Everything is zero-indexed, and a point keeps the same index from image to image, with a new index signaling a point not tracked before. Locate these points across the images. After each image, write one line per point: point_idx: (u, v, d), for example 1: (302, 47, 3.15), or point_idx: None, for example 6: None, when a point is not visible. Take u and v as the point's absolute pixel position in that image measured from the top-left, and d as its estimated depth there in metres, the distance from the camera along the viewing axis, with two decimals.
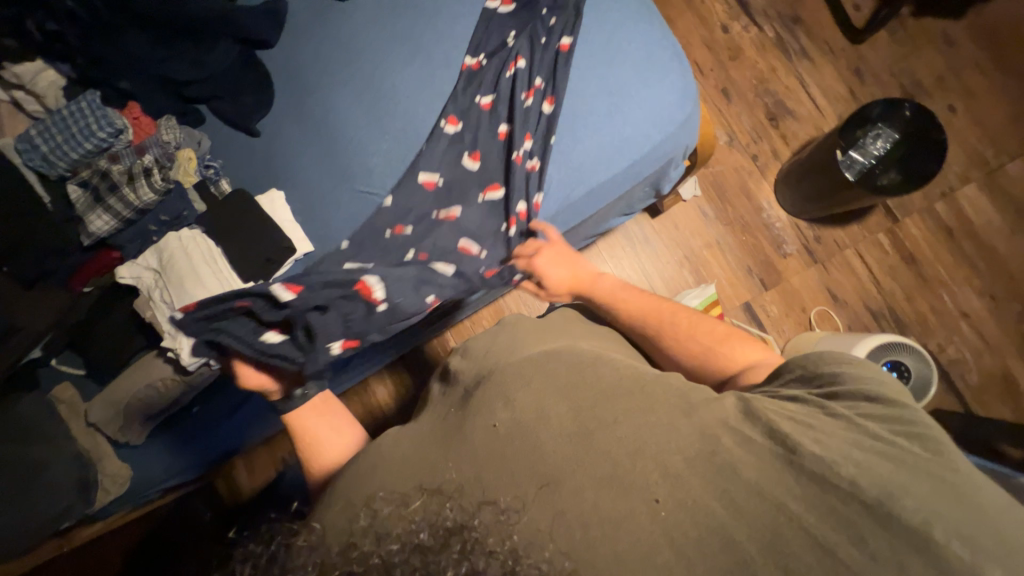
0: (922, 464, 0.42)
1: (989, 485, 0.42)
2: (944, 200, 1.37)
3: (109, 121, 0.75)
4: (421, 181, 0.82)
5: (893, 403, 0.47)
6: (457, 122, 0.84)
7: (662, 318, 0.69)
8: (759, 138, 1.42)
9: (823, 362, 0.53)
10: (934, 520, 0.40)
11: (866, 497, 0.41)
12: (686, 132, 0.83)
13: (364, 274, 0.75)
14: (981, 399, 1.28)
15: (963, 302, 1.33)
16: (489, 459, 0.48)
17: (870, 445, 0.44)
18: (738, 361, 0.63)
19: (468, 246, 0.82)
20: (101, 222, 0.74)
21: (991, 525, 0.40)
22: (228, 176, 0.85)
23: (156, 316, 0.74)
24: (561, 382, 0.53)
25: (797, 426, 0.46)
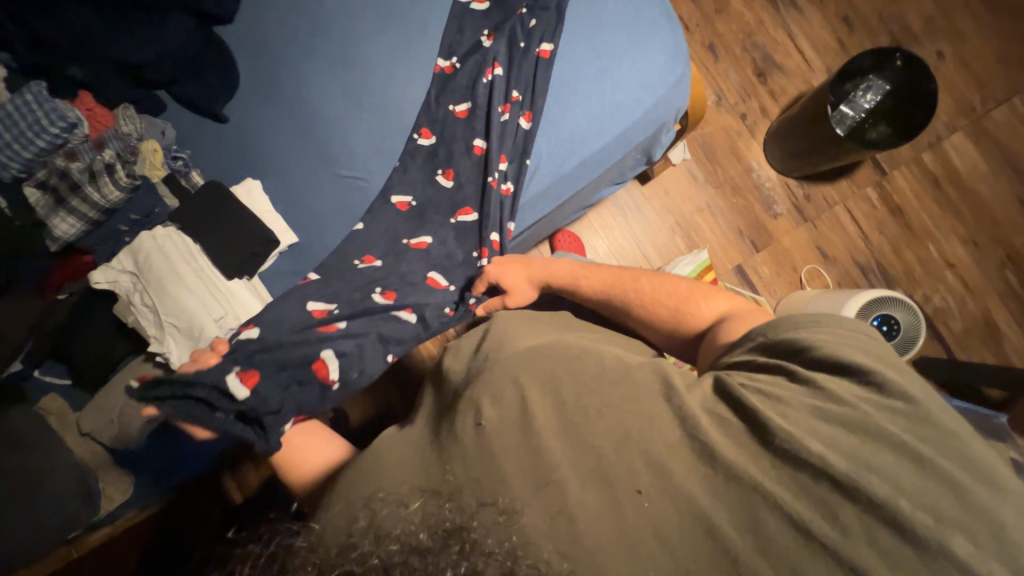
0: (886, 434, 0.43)
1: (958, 447, 0.42)
2: (931, 150, 1.37)
3: (60, 114, 0.68)
4: (394, 202, 0.80)
5: (854, 369, 0.47)
6: (431, 134, 0.80)
7: (625, 288, 0.71)
8: (747, 96, 1.39)
9: (783, 326, 0.53)
10: (899, 491, 0.40)
11: (836, 473, 0.41)
12: (678, 95, 0.80)
13: (321, 350, 0.72)
14: (965, 345, 1.32)
15: (948, 252, 1.34)
16: (478, 458, 0.46)
17: (833, 415, 0.45)
18: (703, 317, 0.64)
19: (435, 279, 0.79)
20: (67, 226, 0.69)
21: (954, 491, 0.40)
22: (199, 167, 0.80)
23: (140, 321, 0.70)
24: (553, 379, 0.51)
25: (763, 400, 0.47)
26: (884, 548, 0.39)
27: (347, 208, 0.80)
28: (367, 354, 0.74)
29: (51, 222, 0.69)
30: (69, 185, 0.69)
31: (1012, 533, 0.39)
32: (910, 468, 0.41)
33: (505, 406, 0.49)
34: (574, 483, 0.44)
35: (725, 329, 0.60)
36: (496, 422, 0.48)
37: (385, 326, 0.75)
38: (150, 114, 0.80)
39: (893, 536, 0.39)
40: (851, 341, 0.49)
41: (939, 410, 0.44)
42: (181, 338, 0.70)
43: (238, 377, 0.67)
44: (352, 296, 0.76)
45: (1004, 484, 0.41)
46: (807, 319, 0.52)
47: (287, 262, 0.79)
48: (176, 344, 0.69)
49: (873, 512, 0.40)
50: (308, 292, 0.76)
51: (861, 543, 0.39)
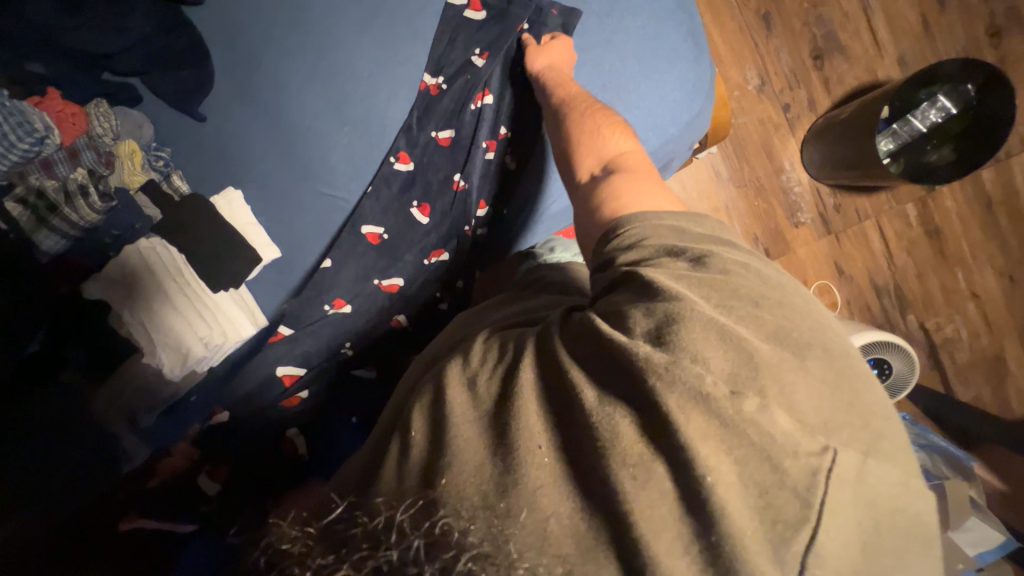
0: (706, 316, 0.46)
1: (762, 318, 0.48)
2: (995, 166, 1.23)
3: (28, 129, 0.67)
4: (365, 233, 0.77)
5: (685, 252, 0.53)
6: (410, 160, 0.77)
7: (585, 108, 0.69)
8: (796, 83, 1.22)
9: (648, 220, 0.56)
10: (708, 372, 0.43)
11: (655, 366, 0.44)
12: (690, 132, 0.80)
13: (286, 429, 0.80)
14: (965, 380, 1.27)
15: (977, 283, 1.25)
16: (456, 470, 0.44)
17: (663, 310, 0.47)
18: (606, 153, 0.65)
19: (398, 319, 0.83)
20: (54, 241, 0.71)
21: (755, 361, 0.44)
22: (181, 169, 0.78)
23: (133, 331, 0.72)
24: (471, 372, 0.52)
25: (609, 322, 0.49)
26: (699, 431, 0.42)
27: (328, 227, 0.79)
28: (324, 406, 0.82)
29: (36, 237, 0.70)
30: (49, 203, 0.69)
31: (799, 392, 0.45)
32: (722, 346, 0.45)
33: (429, 411, 0.50)
34: (488, 462, 0.44)
35: (616, 183, 0.61)
36: (427, 430, 0.49)
37: (348, 387, 0.83)
38: (125, 105, 0.76)
39: (704, 417, 0.42)
40: (686, 231, 0.56)
41: (749, 285, 0.51)
42: (171, 354, 0.72)
43: (208, 475, 0.79)
44: (320, 354, 0.80)
45: (800, 346, 0.47)
46: (655, 214, 0.57)
47: (270, 274, 0.80)
48: (168, 357, 0.72)
49: (700, 402, 0.42)
50: (276, 354, 0.79)
51: (683, 429, 0.41)
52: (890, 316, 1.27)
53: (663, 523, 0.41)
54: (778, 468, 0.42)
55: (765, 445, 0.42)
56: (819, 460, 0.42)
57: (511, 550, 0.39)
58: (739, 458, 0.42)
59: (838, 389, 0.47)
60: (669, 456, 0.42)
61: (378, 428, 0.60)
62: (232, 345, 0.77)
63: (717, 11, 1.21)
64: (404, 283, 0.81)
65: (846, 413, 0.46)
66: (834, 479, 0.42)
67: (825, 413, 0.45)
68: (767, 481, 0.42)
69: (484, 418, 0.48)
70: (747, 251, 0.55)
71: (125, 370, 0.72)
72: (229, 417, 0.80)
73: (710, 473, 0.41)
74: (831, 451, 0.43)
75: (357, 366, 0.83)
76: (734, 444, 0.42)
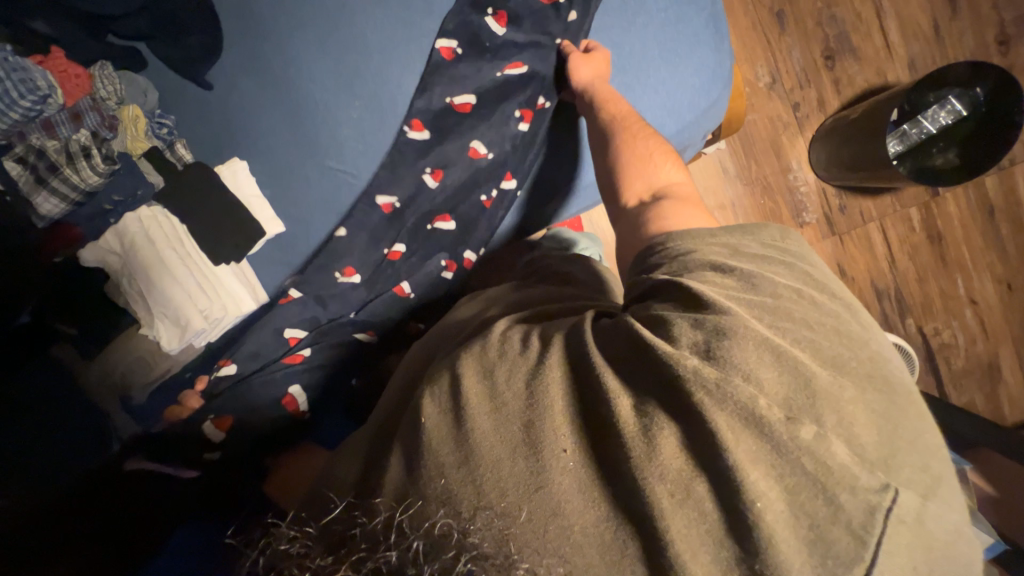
0: (758, 336, 0.47)
1: (811, 342, 0.49)
2: (998, 174, 1.24)
3: (30, 84, 0.64)
4: (379, 203, 0.75)
5: (734, 270, 0.54)
6: (424, 128, 0.75)
7: (628, 125, 0.71)
8: (807, 82, 1.22)
9: (696, 237, 0.59)
10: (760, 393, 0.45)
11: (706, 383, 0.44)
12: (708, 118, 0.79)
13: (288, 388, 0.75)
14: (959, 385, 1.29)
15: (975, 289, 1.27)
16: (465, 470, 0.44)
17: (712, 324, 0.48)
18: (658, 182, 0.67)
19: (401, 286, 0.79)
20: (51, 205, 0.69)
21: (810, 386, 0.45)
22: (185, 138, 0.76)
23: (131, 301, 0.72)
24: (489, 362, 0.51)
25: (652, 332, 0.50)
26: (748, 455, 0.43)
27: (334, 202, 0.76)
28: (331, 376, 0.78)
29: (33, 199, 0.68)
30: (47, 160, 0.67)
31: (860, 420, 0.46)
32: (781, 372, 0.46)
33: (443, 403, 0.49)
34: (506, 460, 0.44)
35: (664, 208, 0.63)
36: (437, 418, 0.49)
37: (349, 350, 0.79)
38: (129, 70, 0.74)
39: (754, 440, 0.43)
40: (738, 250, 0.57)
41: (801, 308, 0.51)
42: (169, 327, 0.71)
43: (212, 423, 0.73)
44: (328, 321, 0.76)
45: (856, 372, 0.48)
46: (707, 234, 0.59)
47: (272, 251, 0.77)
48: (165, 330, 0.71)
49: (738, 419, 0.44)
50: (285, 315, 0.74)
51: (733, 450, 0.42)
52: (890, 319, 1.28)
53: (697, 541, 0.42)
54: (832, 503, 0.42)
55: (819, 475, 0.42)
56: (879, 498, 0.43)
57: (511, 551, 0.40)
58: (788, 486, 0.42)
59: (882, 413, 0.47)
60: (710, 474, 0.43)
61: (378, 412, 0.62)
62: (231, 320, 0.75)
63: (732, 6, 1.20)
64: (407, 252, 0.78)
65: (900, 444, 0.46)
66: (894, 521, 0.42)
67: (875, 442, 0.45)
68: (822, 516, 0.42)
69: (501, 411, 0.47)
70: (803, 275, 0.56)
71: (122, 342, 0.73)
72: (238, 371, 0.74)
73: (759, 500, 0.41)
74: (893, 491, 0.43)
75: (361, 329, 0.78)
76: (786, 472, 0.43)
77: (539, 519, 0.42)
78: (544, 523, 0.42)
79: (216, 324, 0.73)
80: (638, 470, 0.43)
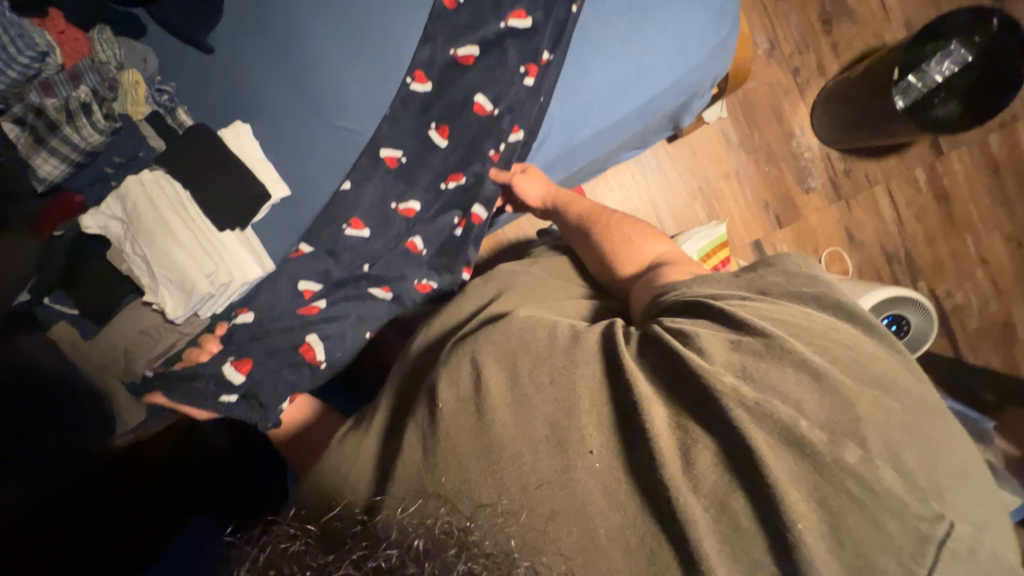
0: (794, 355, 0.51)
1: (842, 360, 0.52)
2: (1001, 131, 1.24)
3: (29, 41, 0.64)
4: (383, 156, 0.72)
5: (761, 299, 0.59)
6: (427, 79, 0.72)
7: (601, 215, 0.82)
8: (806, 47, 1.23)
9: (714, 280, 0.65)
10: (800, 414, 0.48)
11: (747, 400, 0.48)
12: (718, 60, 0.74)
13: (307, 335, 0.73)
14: (974, 346, 1.27)
15: (986, 249, 1.26)
16: (483, 465, 0.47)
17: (747, 345, 0.52)
18: (645, 258, 0.76)
19: (414, 243, 0.77)
20: (51, 167, 0.68)
21: (851, 409, 0.48)
22: (186, 104, 0.75)
23: (133, 269, 0.70)
24: (512, 358, 0.54)
25: (682, 343, 0.54)
26: (786, 471, 0.45)
27: (341, 162, 0.75)
28: (344, 337, 0.75)
29: (33, 161, 0.68)
30: (47, 122, 0.67)
31: (899, 442, 0.48)
32: (823, 395, 0.49)
33: (462, 388, 0.53)
34: (530, 456, 0.47)
35: (663, 272, 0.71)
36: (454, 404, 0.52)
37: (361, 308, 0.76)
38: (128, 37, 0.74)
39: (793, 457, 0.46)
40: (762, 288, 0.62)
41: (833, 332, 0.55)
42: (175, 293, 0.69)
43: (233, 364, 0.72)
44: (340, 272, 0.75)
45: (897, 394, 0.51)
46: (725, 279, 0.64)
47: (278, 216, 0.75)
48: (171, 296, 0.69)
49: (776, 436, 0.47)
50: (297, 269, 0.73)
51: (771, 465, 0.45)
52: (901, 283, 1.27)
53: (719, 549, 0.44)
54: (880, 527, 0.44)
55: (865, 498, 0.44)
56: (932, 529, 0.44)
57: (511, 549, 0.40)
58: (829, 507, 0.45)
59: (920, 432, 0.49)
60: (746, 485, 0.45)
61: (382, 407, 0.61)
62: (238, 287, 0.73)
63: None
64: (421, 209, 0.76)
65: (937, 468, 0.48)
66: (944, 551, 0.44)
67: (915, 464, 0.47)
68: (869, 540, 0.43)
69: (524, 411, 0.49)
70: (834, 304, 0.58)
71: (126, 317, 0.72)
72: (256, 319, 0.73)
73: (801, 520, 0.43)
74: (946, 522, 0.44)
75: (374, 285, 0.77)
76: (829, 492, 0.45)
77: (569, 518, 0.45)
78: (560, 515, 0.45)
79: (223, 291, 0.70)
80: (677, 486, 0.45)
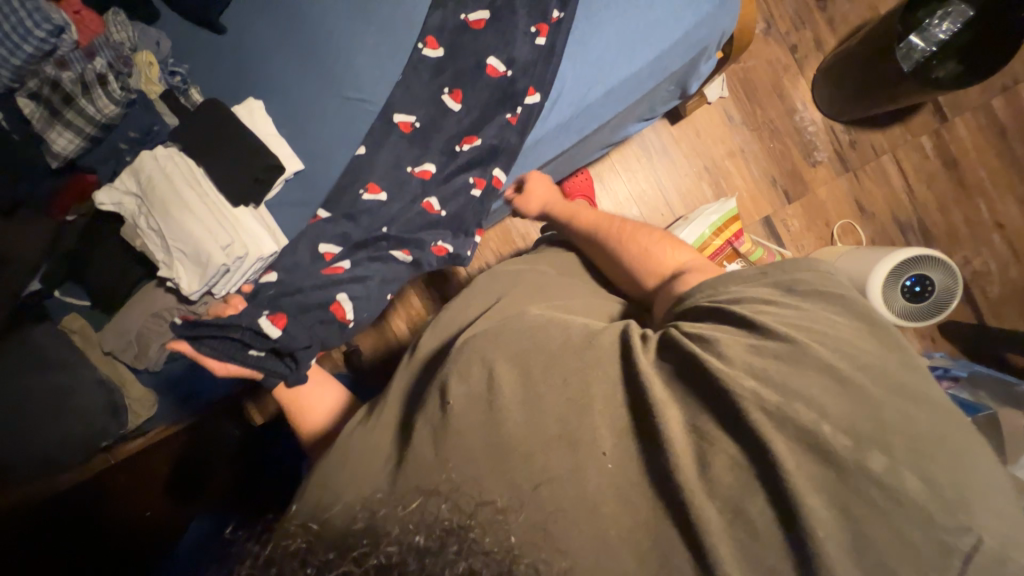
0: (813, 360, 0.46)
1: (869, 368, 0.46)
2: (1004, 94, 1.25)
3: (44, 15, 0.64)
4: (397, 122, 0.74)
5: (779, 301, 0.53)
6: (439, 45, 0.74)
7: (610, 225, 0.78)
8: (802, 24, 1.26)
9: (729, 281, 0.58)
10: (824, 419, 0.43)
11: (768, 405, 0.44)
12: (725, 14, 0.75)
13: (336, 294, 0.73)
14: (999, 312, 1.24)
15: (1001, 213, 1.24)
16: (492, 458, 0.44)
17: (769, 349, 0.48)
18: (669, 267, 0.72)
19: (431, 204, 0.77)
20: (65, 142, 0.68)
21: (877, 419, 0.43)
22: (198, 85, 0.75)
23: (148, 245, 0.69)
24: (528, 338, 0.52)
25: (696, 342, 0.50)
26: (810, 482, 0.42)
27: (353, 132, 0.74)
28: (370, 298, 0.75)
29: (48, 136, 0.68)
30: (62, 96, 0.67)
31: (934, 456, 0.43)
32: (850, 402, 0.44)
33: (473, 379, 0.49)
34: (541, 454, 0.44)
35: (689, 279, 0.66)
36: (464, 399, 0.48)
37: (384, 270, 0.75)
38: (143, 23, 0.76)
39: (815, 464, 0.42)
40: (784, 287, 0.55)
41: (866, 340, 0.49)
42: (189, 266, 0.68)
43: (268, 319, 0.70)
44: (359, 234, 0.74)
45: (934, 410, 0.45)
46: (751, 277, 0.58)
47: (292, 191, 0.75)
48: (186, 270, 0.68)
49: (798, 441, 0.43)
50: (318, 232, 0.73)
51: (792, 474, 0.41)
52: None
53: (732, 549, 0.41)
54: (904, 540, 0.40)
55: (891, 512, 0.40)
56: (958, 544, 0.40)
57: (513, 547, 0.38)
58: (852, 519, 0.41)
59: (960, 449, 0.44)
60: (769, 487, 0.42)
61: (390, 394, 0.59)
62: (252, 263, 0.71)
63: None
64: (437, 170, 0.76)
65: (979, 486, 0.42)
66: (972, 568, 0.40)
67: (954, 479, 0.42)
68: (893, 553, 0.40)
69: (533, 415, 0.46)
70: (863, 308, 0.51)
71: (142, 298, 0.77)
72: (278, 280, 0.73)
73: (820, 530, 0.40)
74: (975, 538, 0.40)
75: (396, 248, 0.76)
76: (851, 502, 0.41)
77: (573, 517, 0.42)
78: (576, 516, 0.42)
79: (237, 263, 0.69)
80: (693, 497, 0.42)
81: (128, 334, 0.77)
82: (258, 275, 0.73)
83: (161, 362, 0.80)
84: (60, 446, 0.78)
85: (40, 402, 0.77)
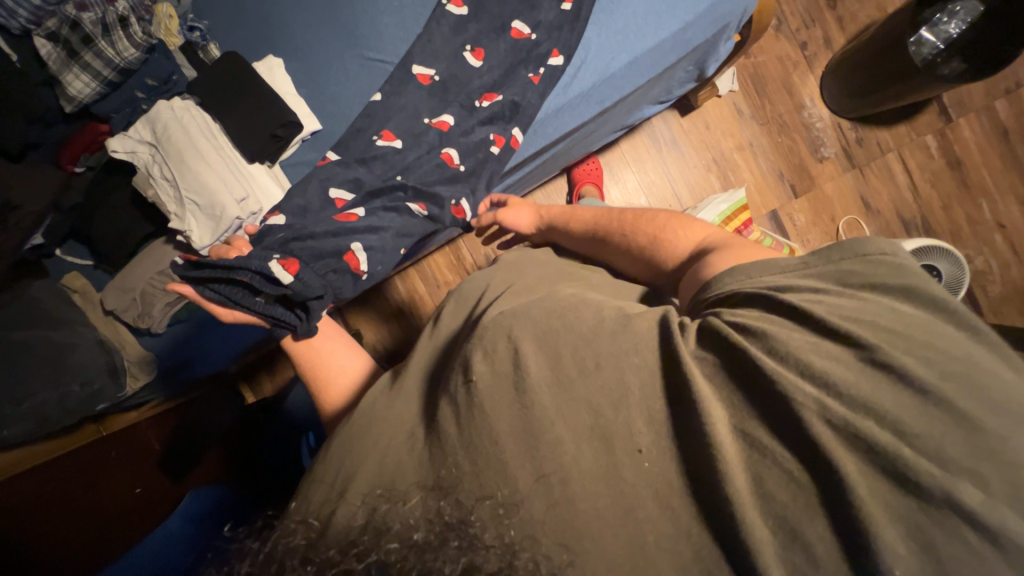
0: (884, 369, 0.39)
1: (955, 375, 0.38)
2: (1007, 98, 1.28)
3: None
4: (415, 74, 0.74)
5: (835, 292, 0.45)
6: (463, 4, 0.76)
7: (614, 216, 0.75)
8: (811, 22, 1.28)
9: (765, 267, 0.50)
10: (901, 437, 0.36)
11: (833, 415, 0.37)
12: None
13: (350, 243, 0.71)
14: (1000, 309, 1.25)
15: (1002, 213, 1.26)
16: (520, 439, 0.40)
17: (830, 350, 0.41)
18: (687, 245, 0.68)
19: (449, 155, 0.76)
20: (82, 85, 0.68)
21: (962, 435, 0.36)
22: (219, 42, 0.75)
23: (160, 195, 0.68)
24: (561, 296, 0.50)
25: (743, 335, 0.43)
26: (867, 485, 0.36)
27: (370, 88, 0.74)
28: (384, 250, 0.74)
29: (64, 79, 0.68)
30: (80, 37, 0.67)
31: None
32: (928, 414, 0.37)
33: (498, 359, 0.44)
34: (573, 443, 0.40)
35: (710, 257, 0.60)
36: (489, 379, 0.43)
37: (398, 221, 0.74)
38: None
39: (878, 479, 0.36)
40: (839, 276, 0.46)
41: (942, 338, 0.40)
42: (201, 218, 0.67)
43: (280, 265, 0.66)
44: (373, 183, 0.73)
45: None
46: (793, 265, 0.49)
47: (307, 149, 0.74)
48: (199, 223, 0.67)
49: (852, 446, 0.37)
50: (326, 176, 0.72)
51: (861, 495, 0.35)
52: None
53: (778, 561, 0.35)
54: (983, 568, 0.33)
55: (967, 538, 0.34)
56: None
57: (512, 540, 0.34)
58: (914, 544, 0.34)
59: None
60: (830, 491, 0.36)
61: (415, 359, 0.57)
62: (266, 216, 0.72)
63: None
64: (455, 123, 0.76)
65: None
66: None
67: None
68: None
69: (564, 391, 0.42)
70: (937, 303, 0.42)
71: (149, 258, 0.74)
72: (286, 223, 0.69)
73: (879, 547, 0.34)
74: None
75: (413, 201, 0.75)
76: (910, 519, 0.35)
77: (604, 510, 0.38)
78: (608, 510, 0.38)
79: (263, 232, 0.68)
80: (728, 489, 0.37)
81: (132, 291, 0.75)
82: (265, 219, 0.69)
83: (165, 322, 0.77)
84: (57, 405, 0.73)
85: (36, 361, 0.72)
